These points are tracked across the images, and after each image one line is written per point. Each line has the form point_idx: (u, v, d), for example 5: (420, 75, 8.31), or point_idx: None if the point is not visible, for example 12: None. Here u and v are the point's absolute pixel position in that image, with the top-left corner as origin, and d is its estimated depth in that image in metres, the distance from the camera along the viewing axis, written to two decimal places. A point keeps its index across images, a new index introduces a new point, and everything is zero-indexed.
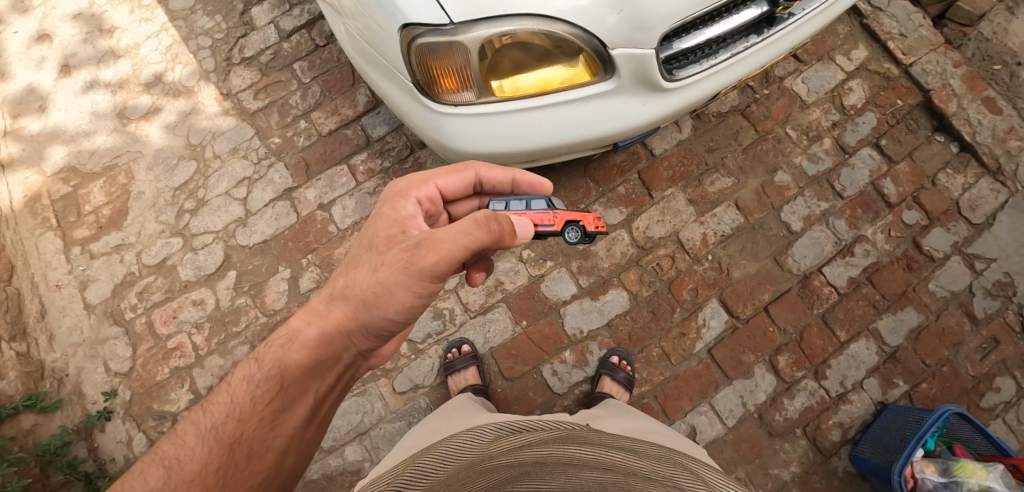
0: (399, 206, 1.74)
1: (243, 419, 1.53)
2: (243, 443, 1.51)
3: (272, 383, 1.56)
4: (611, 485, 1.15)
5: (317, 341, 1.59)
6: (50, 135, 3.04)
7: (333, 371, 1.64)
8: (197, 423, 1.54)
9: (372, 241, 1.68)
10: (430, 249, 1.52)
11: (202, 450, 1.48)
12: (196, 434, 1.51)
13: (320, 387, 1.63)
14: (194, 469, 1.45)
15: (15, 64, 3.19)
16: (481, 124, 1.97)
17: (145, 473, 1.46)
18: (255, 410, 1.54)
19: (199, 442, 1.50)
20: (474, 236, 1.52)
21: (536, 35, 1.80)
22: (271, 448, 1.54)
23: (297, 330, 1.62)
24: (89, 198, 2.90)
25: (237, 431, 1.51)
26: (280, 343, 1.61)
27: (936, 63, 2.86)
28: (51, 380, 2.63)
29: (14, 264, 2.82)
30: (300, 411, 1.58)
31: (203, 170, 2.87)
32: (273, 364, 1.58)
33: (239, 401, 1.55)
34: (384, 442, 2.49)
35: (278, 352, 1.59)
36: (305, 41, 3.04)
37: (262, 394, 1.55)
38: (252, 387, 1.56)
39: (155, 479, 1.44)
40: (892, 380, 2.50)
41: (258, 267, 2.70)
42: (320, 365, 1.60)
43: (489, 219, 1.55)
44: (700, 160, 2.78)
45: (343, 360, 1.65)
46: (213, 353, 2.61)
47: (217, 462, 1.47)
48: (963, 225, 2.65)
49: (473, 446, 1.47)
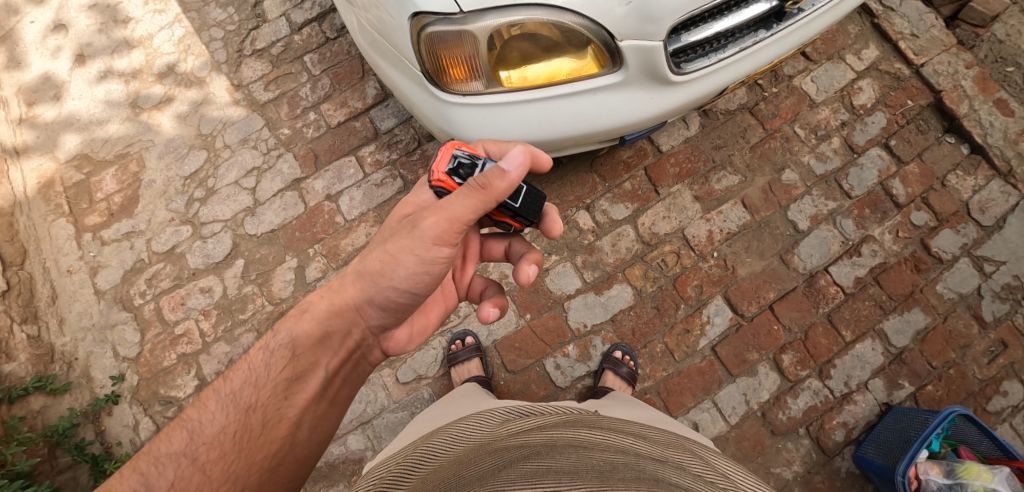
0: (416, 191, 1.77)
1: (259, 388, 1.65)
2: (259, 409, 1.63)
3: (285, 353, 1.67)
4: (622, 463, 1.13)
5: (329, 314, 1.69)
6: (64, 123, 3.08)
7: (344, 346, 1.75)
8: (217, 390, 1.65)
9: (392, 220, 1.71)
10: (432, 214, 1.52)
11: (221, 416, 1.61)
12: (217, 400, 1.63)
13: (330, 360, 1.74)
14: (213, 433, 1.58)
15: (32, 53, 3.25)
16: (489, 114, 1.99)
17: (170, 436, 1.58)
18: (270, 379, 1.65)
19: (220, 407, 1.62)
20: (469, 201, 1.47)
21: (544, 26, 1.82)
22: (284, 418, 1.66)
23: (311, 304, 1.72)
24: (101, 186, 2.94)
25: (253, 398, 1.64)
26: (294, 315, 1.72)
27: (947, 64, 2.84)
28: (61, 363, 2.66)
29: (27, 249, 2.86)
30: (311, 384, 1.71)
31: (213, 159, 2.91)
32: (287, 335, 1.68)
33: (257, 371, 1.66)
34: (386, 432, 2.50)
35: (292, 324, 1.70)
36: (316, 34, 3.07)
37: (277, 364, 1.67)
38: (268, 356, 1.67)
39: (179, 441, 1.57)
40: (898, 381, 2.49)
41: (266, 256, 2.72)
42: (330, 338, 1.71)
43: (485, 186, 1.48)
44: (707, 157, 2.78)
45: (353, 336, 1.74)
46: (219, 340, 2.64)
47: (234, 427, 1.60)
48: (972, 226, 2.63)
49: (482, 430, 1.48)
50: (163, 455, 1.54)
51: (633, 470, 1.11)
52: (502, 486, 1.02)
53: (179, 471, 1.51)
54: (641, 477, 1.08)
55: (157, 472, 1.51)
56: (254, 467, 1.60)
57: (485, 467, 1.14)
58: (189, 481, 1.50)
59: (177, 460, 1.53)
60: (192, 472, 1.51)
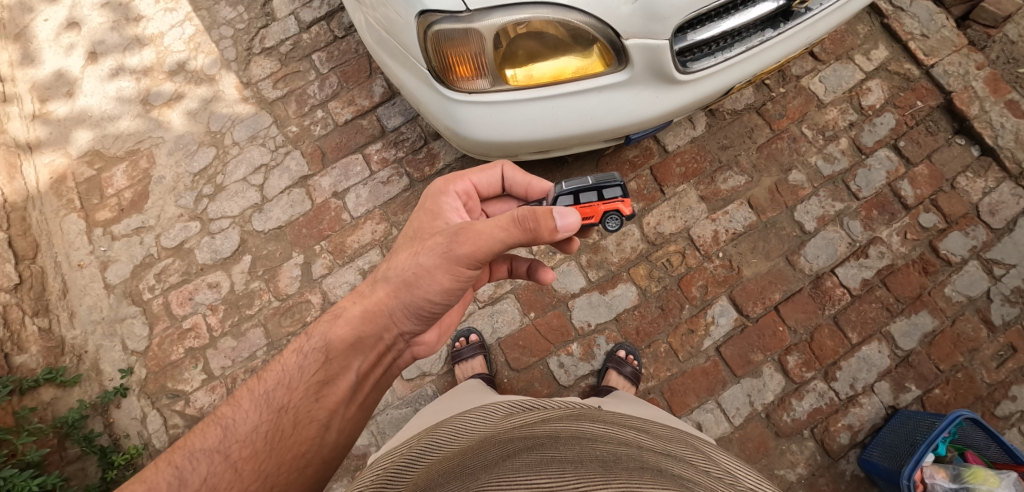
0: (439, 201, 1.83)
1: (292, 389, 1.66)
2: (290, 410, 1.64)
3: (318, 355, 1.68)
4: (625, 455, 1.13)
5: (362, 319, 1.70)
6: (76, 119, 3.13)
7: (375, 350, 1.75)
8: (252, 389, 1.68)
9: (416, 232, 1.79)
10: (466, 239, 1.56)
11: (254, 414, 1.63)
12: (251, 399, 1.65)
13: (361, 364, 1.74)
14: (245, 432, 1.60)
15: (45, 50, 3.30)
16: (495, 112, 2.00)
17: (205, 431, 1.62)
18: (302, 381, 1.66)
19: (253, 406, 1.64)
20: (509, 232, 1.50)
21: (550, 24, 1.82)
22: (315, 419, 1.66)
23: (343, 309, 1.73)
24: (112, 182, 2.98)
25: (286, 400, 1.65)
26: (327, 320, 1.73)
27: (958, 65, 2.82)
28: (71, 356, 2.70)
29: (39, 243, 2.90)
30: (341, 386, 1.70)
31: (222, 156, 2.93)
32: (321, 339, 1.69)
33: (290, 372, 1.68)
34: (390, 428, 2.51)
35: (326, 328, 1.71)
36: (324, 33, 3.10)
37: (309, 365, 1.67)
38: (301, 359, 1.69)
39: (212, 437, 1.61)
40: (904, 385, 2.47)
41: (273, 253, 2.75)
42: (362, 342, 1.71)
43: (524, 218, 1.47)
44: (713, 158, 2.78)
45: (384, 340, 1.75)
46: (226, 335, 2.66)
47: (266, 427, 1.61)
48: (981, 229, 2.61)
49: (484, 423, 1.49)
50: (197, 451, 1.59)
51: (635, 460, 1.11)
52: (506, 473, 1.02)
53: (212, 467, 1.56)
54: (645, 467, 1.07)
55: (191, 466, 1.56)
56: (283, 466, 1.61)
57: (489, 456, 1.14)
58: (221, 477, 1.54)
59: (210, 455, 1.58)
60: (224, 468, 1.55)
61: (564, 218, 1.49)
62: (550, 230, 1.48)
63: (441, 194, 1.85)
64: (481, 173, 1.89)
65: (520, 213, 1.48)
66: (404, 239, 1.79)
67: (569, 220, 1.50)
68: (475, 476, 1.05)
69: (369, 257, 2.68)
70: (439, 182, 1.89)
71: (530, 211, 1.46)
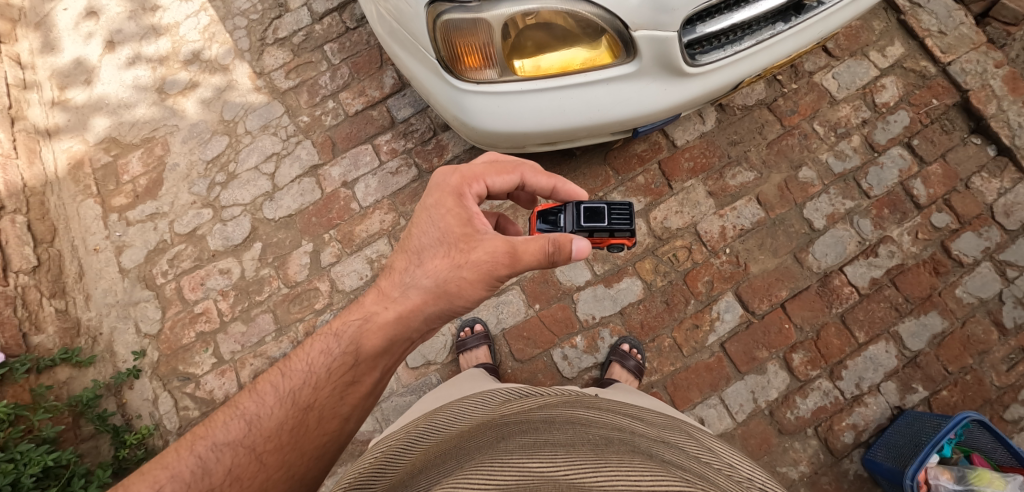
0: (461, 206, 1.73)
1: (318, 387, 1.58)
2: (316, 408, 1.56)
3: (346, 357, 1.60)
4: (618, 439, 1.14)
5: (395, 323, 1.62)
6: (94, 106, 3.19)
7: (403, 349, 1.67)
8: (275, 385, 1.59)
9: (447, 236, 1.70)
10: (510, 262, 1.62)
11: (280, 410, 1.56)
12: (276, 395, 1.58)
13: (388, 362, 1.65)
14: (270, 427, 1.53)
15: (65, 39, 3.36)
16: (503, 102, 2.02)
17: (226, 423, 1.55)
18: (329, 380, 1.58)
19: (278, 402, 1.56)
20: (540, 262, 1.63)
21: (559, 15, 1.82)
22: (338, 414, 1.57)
23: (374, 312, 1.65)
24: (127, 168, 3.04)
25: (312, 397, 1.56)
26: (356, 321, 1.64)
27: (975, 63, 2.78)
28: (86, 338, 2.76)
29: (57, 227, 2.96)
30: (367, 383, 1.62)
31: (234, 145, 2.98)
32: (350, 340, 1.62)
33: (316, 370, 1.60)
34: (394, 415, 2.55)
35: (357, 329, 1.63)
36: (336, 24, 3.12)
37: (337, 366, 1.60)
38: (328, 359, 1.61)
39: (235, 430, 1.54)
40: (911, 385, 2.45)
41: (282, 240, 2.79)
42: (393, 344, 1.63)
43: (554, 250, 1.62)
44: (722, 153, 2.77)
45: (413, 338, 1.67)
46: (236, 319, 2.71)
47: (291, 423, 1.54)
48: (995, 230, 2.57)
49: (482, 409, 1.52)
50: (219, 443, 1.52)
51: (627, 444, 1.12)
52: (499, 454, 1.04)
53: (234, 459, 1.50)
54: (636, 451, 1.08)
55: (214, 457, 1.51)
56: (306, 456, 1.54)
57: (484, 439, 1.16)
58: (246, 469, 1.49)
59: (233, 448, 1.51)
60: (249, 460, 1.50)
61: (579, 247, 1.64)
62: (569, 257, 1.64)
63: (460, 197, 1.75)
64: (499, 177, 1.80)
65: (552, 240, 1.62)
66: (430, 240, 1.71)
67: (584, 241, 1.66)
68: (470, 457, 1.07)
69: (377, 247, 2.70)
70: (454, 178, 1.77)
71: (556, 242, 1.61)
